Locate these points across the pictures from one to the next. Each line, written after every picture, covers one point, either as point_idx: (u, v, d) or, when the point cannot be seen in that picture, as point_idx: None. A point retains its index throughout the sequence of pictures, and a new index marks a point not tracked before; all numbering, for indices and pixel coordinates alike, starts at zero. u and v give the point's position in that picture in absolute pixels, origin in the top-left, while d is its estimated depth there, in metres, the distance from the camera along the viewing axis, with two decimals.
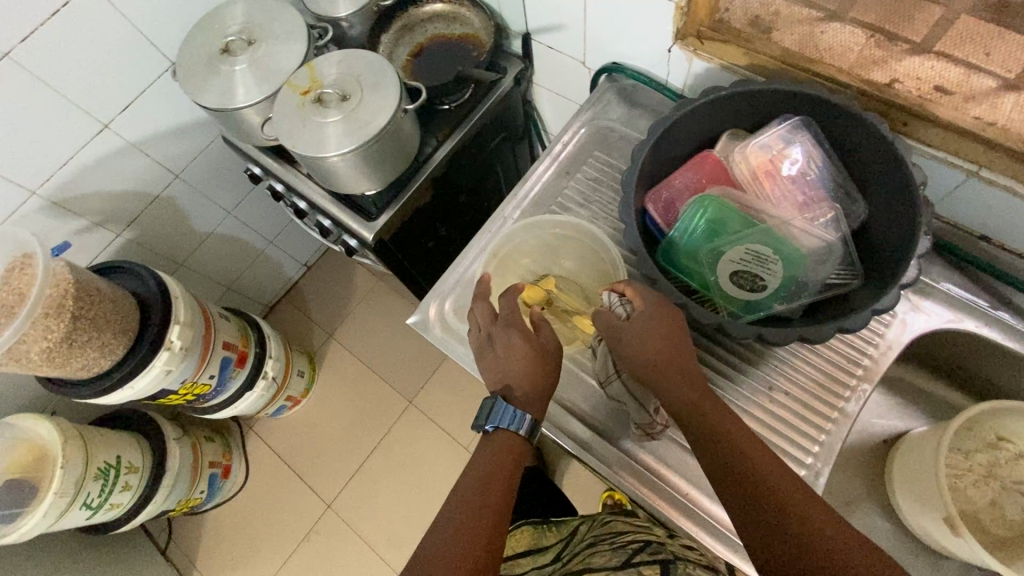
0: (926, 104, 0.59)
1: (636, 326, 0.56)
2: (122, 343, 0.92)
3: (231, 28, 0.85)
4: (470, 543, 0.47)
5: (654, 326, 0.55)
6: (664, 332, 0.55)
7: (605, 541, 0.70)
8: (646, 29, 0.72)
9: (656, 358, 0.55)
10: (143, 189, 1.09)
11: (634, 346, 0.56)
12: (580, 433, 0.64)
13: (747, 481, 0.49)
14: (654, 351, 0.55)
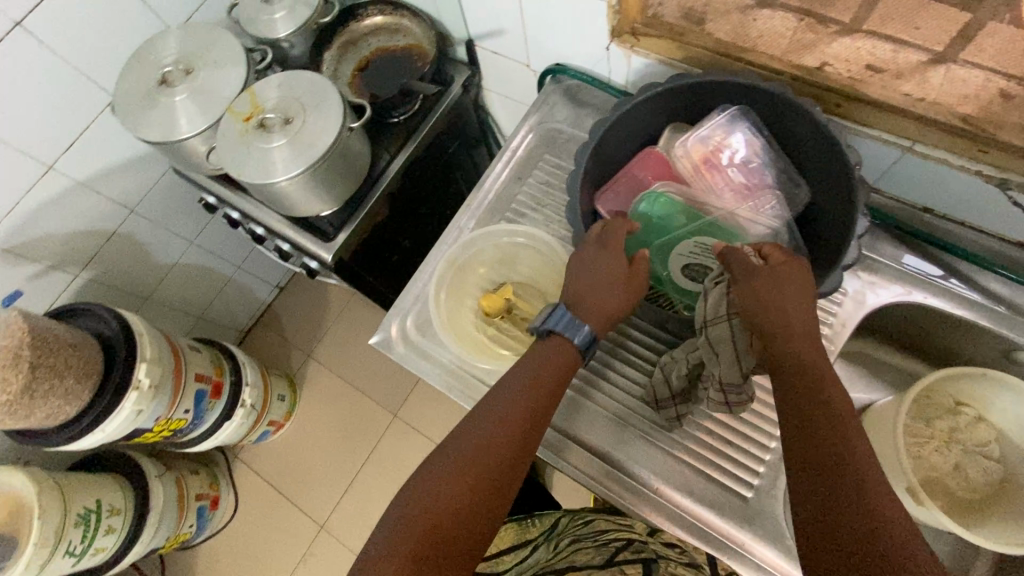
0: (855, 84, 0.59)
1: (766, 276, 0.52)
2: (87, 387, 0.90)
3: (167, 58, 0.83)
4: (500, 459, 0.52)
5: (790, 283, 0.52)
6: (789, 285, 0.51)
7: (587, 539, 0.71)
8: (583, 29, 0.72)
9: (781, 308, 0.50)
10: (98, 227, 1.07)
11: (758, 294, 0.52)
12: (548, 439, 0.64)
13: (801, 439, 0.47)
14: (776, 301, 0.51)
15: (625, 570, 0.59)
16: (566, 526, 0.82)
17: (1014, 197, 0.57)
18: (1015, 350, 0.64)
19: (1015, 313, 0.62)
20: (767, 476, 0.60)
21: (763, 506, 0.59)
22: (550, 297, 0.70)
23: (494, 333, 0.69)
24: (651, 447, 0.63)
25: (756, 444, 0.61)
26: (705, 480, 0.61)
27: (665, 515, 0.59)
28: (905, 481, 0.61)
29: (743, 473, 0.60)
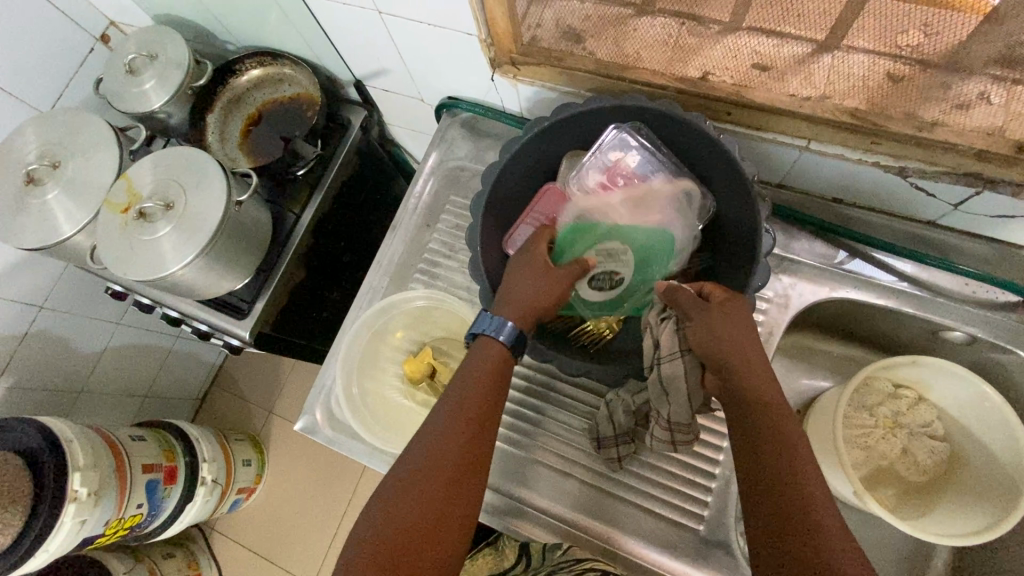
0: (740, 90, 0.57)
1: (720, 313, 0.49)
2: (18, 511, 0.84)
3: (31, 154, 0.77)
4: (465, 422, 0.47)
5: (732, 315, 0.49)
6: (743, 326, 0.48)
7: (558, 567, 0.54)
8: (462, 62, 0.68)
9: (728, 337, 0.47)
10: (7, 332, 1.00)
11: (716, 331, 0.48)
12: (495, 502, 0.62)
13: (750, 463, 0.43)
14: (735, 337, 0.47)
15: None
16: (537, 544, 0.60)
17: (915, 181, 0.56)
18: (942, 330, 0.63)
19: (936, 295, 0.62)
20: (715, 504, 0.59)
21: (716, 535, 0.58)
22: None
23: (422, 398, 0.65)
24: (598, 493, 0.61)
25: (702, 471, 0.60)
26: (655, 519, 0.59)
27: (623, 562, 0.58)
28: (851, 481, 0.60)
29: (691, 504, 0.59)
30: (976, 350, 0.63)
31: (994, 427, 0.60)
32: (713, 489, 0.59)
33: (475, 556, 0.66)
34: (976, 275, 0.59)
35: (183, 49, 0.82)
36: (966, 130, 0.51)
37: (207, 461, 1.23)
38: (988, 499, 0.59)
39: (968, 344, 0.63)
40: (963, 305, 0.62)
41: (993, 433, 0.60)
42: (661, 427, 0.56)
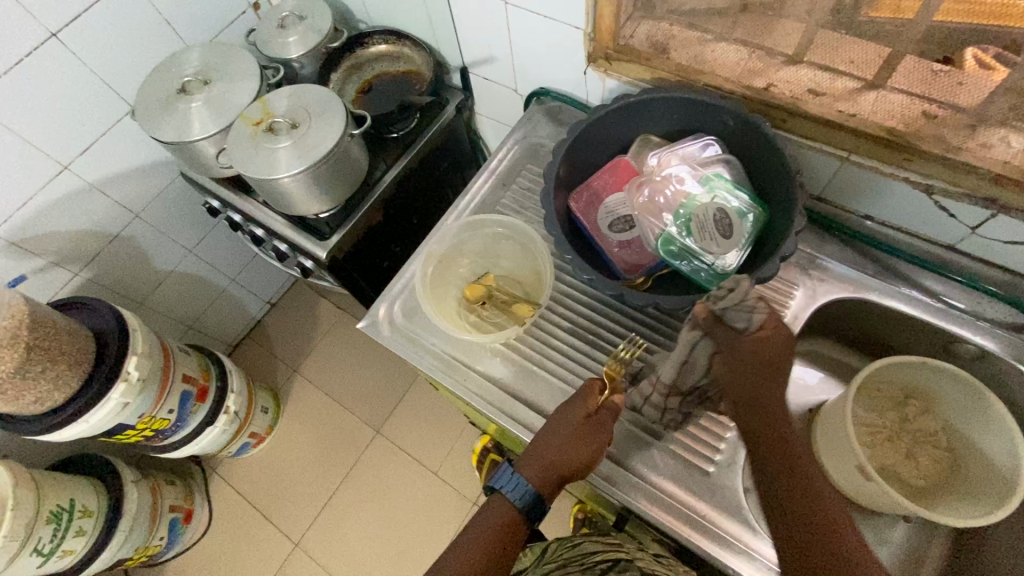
0: (796, 102, 0.67)
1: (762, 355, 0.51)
2: (77, 375, 0.91)
3: (188, 70, 0.92)
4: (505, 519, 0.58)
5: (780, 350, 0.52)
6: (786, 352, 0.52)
7: (576, 561, 0.73)
8: (563, 56, 0.81)
9: (771, 370, 0.52)
10: (101, 228, 1.11)
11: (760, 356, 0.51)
12: (527, 419, 0.66)
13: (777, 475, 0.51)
14: (763, 379, 0.52)
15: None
16: (553, 547, 0.81)
17: (938, 200, 0.64)
18: (955, 341, 0.70)
19: (950, 307, 0.69)
20: (727, 453, 0.65)
21: (723, 479, 0.63)
22: (527, 288, 0.76)
23: (475, 320, 0.74)
24: (627, 428, 0.67)
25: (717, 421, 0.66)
26: (669, 456, 0.65)
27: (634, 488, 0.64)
28: (855, 463, 0.64)
29: (703, 450, 0.65)
30: (985, 365, 0.69)
31: (993, 436, 0.64)
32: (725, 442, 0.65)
33: None
34: (992, 291, 0.68)
35: (327, 17, 0.98)
36: (989, 158, 0.59)
37: (234, 393, 1.29)
38: (983, 501, 0.63)
39: (978, 360, 0.69)
40: (975, 320, 0.68)
41: (993, 440, 0.64)
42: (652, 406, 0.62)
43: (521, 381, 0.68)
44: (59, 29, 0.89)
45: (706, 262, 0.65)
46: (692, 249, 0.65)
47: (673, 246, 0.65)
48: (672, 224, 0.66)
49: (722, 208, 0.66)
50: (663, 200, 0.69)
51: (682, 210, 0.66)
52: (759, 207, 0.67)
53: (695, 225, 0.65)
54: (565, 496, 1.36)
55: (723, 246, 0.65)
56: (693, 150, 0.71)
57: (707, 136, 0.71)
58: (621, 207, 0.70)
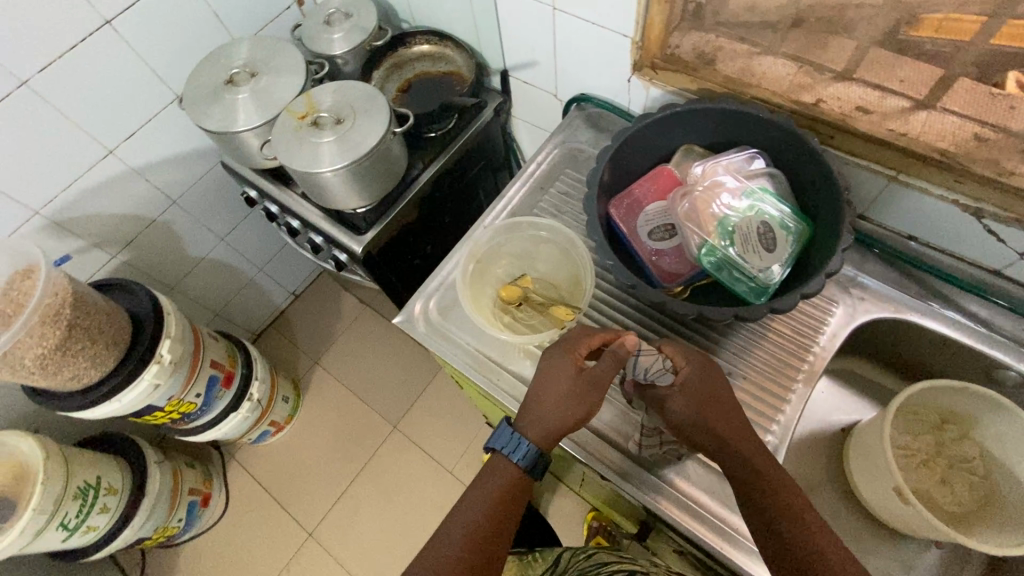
0: (846, 118, 0.68)
1: (691, 390, 0.60)
2: (112, 355, 0.93)
3: (236, 62, 0.94)
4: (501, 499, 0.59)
5: (707, 385, 0.60)
6: (711, 385, 0.60)
7: (591, 570, 0.72)
8: (608, 63, 0.81)
9: (707, 401, 0.59)
10: (140, 213, 1.14)
11: (691, 403, 0.59)
12: None
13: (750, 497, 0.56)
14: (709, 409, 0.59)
15: None
16: (568, 560, 0.82)
17: (987, 223, 0.63)
18: (997, 368, 0.69)
19: (993, 331, 0.68)
20: None
21: None
22: (563, 291, 0.76)
23: (508, 321, 0.74)
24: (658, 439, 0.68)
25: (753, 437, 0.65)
26: (694, 462, 0.66)
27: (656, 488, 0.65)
28: (891, 484, 0.64)
29: None
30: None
31: None
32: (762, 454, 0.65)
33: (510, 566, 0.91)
34: None
35: (373, 16, 0.99)
36: None
37: (259, 381, 1.31)
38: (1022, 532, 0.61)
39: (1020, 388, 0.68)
40: (1018, 347, 0.67)
41: None
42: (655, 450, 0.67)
43: None
44: (113, 17, 0.91)
45: (748, 272, 0.65)
46: (733, 261, 0.65)
47: (715, 257, 0.66)
48: (715, 235, 0.66)
49: (767, 223, 0.66)
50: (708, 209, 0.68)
51: (726, 222, 0.66)
52: (802, 222, 0.66)
53: (738, 239, 0.65)
54: (579, 502, 1.36)
55: (765, 261, 0.65)
56: (739, 162, 0.71)
57: (752, 149, 0.71)
58: (662, 216, 0.71)
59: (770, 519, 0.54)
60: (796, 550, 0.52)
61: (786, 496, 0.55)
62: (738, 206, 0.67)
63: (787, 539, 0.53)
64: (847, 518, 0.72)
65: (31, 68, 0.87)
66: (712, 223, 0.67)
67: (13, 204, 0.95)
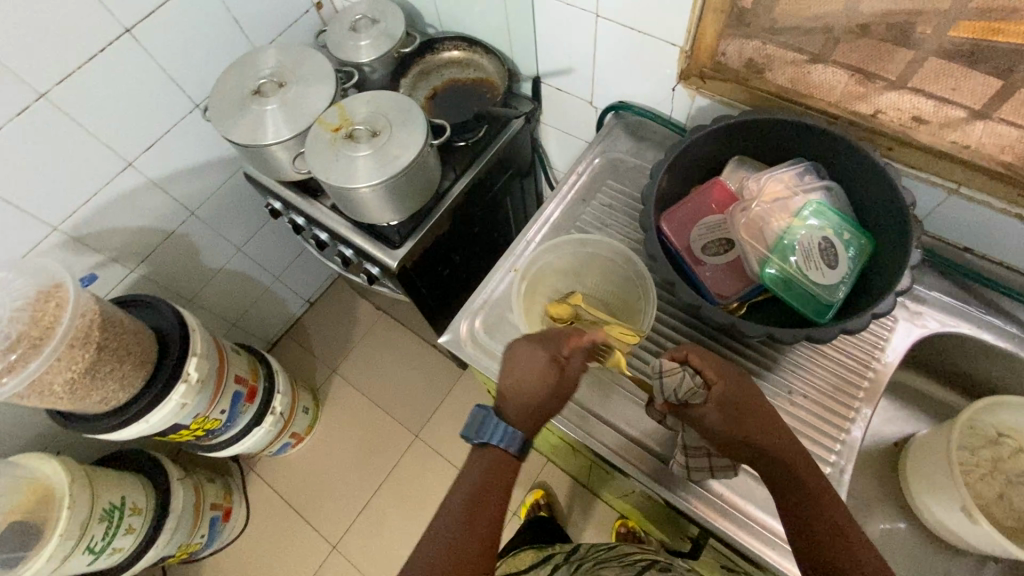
0: (905, 131, 0.67)
1: (728, 401, 0.58)
2: (140, 376, 0.90)
3: (263, 72, 0.91)
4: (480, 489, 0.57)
5: (742, 396, 0.59)
6: (747, 396, 0.59)
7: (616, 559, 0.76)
8: (652, 72, 0.79)
9: (743, 412, 0.58)
10: (158, 225, 1.11)
11: (730, 417, 0.57)
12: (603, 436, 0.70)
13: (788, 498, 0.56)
14: (746, 420, 0.57)
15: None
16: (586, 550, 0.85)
17: None
18: None
19: None
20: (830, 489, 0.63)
21: None
22: (614, 308, 0.74)
23: (559, 341, 0.72)
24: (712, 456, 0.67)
25: (817, 458, 0.64)
26: (741, 473, 0.66)
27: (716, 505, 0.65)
28: (959, 502, 0.64)
29: None
30: None
31: None
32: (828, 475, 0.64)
33: (520, 552, 0.92)
34: None
35: (400, 22, 0.97)
36: None
37: (280, 393, 1.29)
38: None
39: None
40: None
41: None
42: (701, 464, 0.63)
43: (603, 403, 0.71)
44: (133, 25, 0.88)
45: (812, 289, 0.63)
46: (796, 277, 0.64)
47: (777, 273, 0.64)
48: (776, 250, 0.65)
49: (828, 238, 0.65)
50: (767, 224, 0.67)
51: (787, 237, 0.65)
52: (865, 237, 0.65)
53: (800, 254, 0.64)
54: (606, 510, 1.35)
55: (828, 277, 0.63)
56: (797, 174, 0.69)
57: (808, 161, 0.70)
58: (717, 230, 0.69)
59: (806, 523, 0.54)
60: (832, 553, 0.52)
61: (823, 501, 0.54)
62: (798, 219, 0.66)
63: (825, 542, 0.53)
64: (904, 534, 0.72)
65: (50, 79, 0.83)
66: (772, 238, 0.66)
67: (32, 220, 0.92)
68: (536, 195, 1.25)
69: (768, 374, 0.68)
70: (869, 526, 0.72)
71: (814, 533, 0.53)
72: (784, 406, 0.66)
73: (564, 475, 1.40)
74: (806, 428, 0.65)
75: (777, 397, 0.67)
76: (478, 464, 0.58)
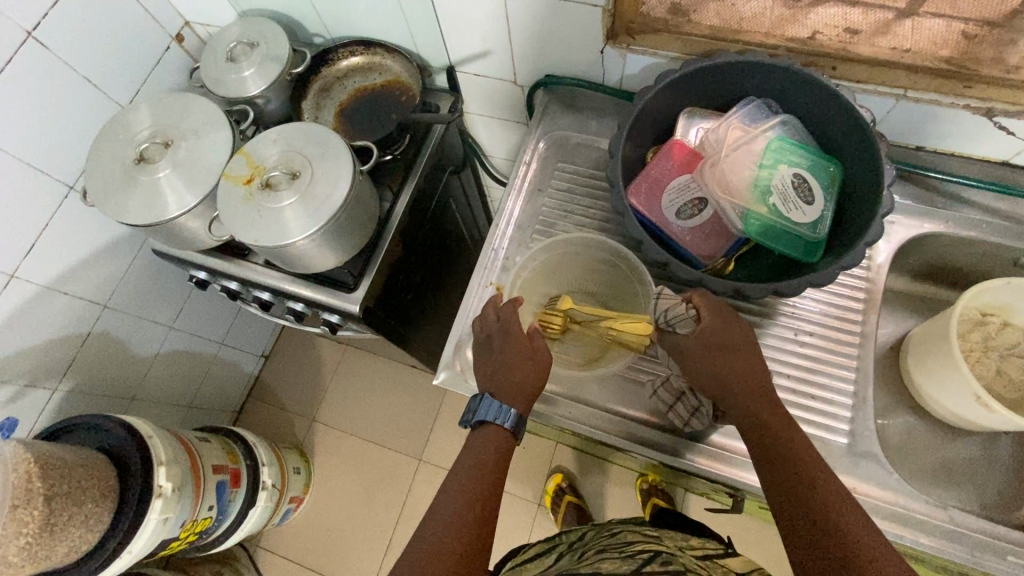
0: (846, 47, 0.64)
1: (708, 336, 0.57)
2: (106, 508, 0.79)
3: (141, 134, 0.78)
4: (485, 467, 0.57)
5: (727, 335, 0.58)
6: (730, 335, 0.58)
7: (615, 548, 0.64)
8: (575, 39, 0.73)
9: (720, 352, 0.57)
10: (70, 331, 0.96)
11: (709, 353, 0.57)
12: (630, 432, 0.66)
13: (762, 450, 0.53)
14: (722, 355, 0.57)
15: None
16: (591, 537, 0.72)
17: (999, 120, 0.64)
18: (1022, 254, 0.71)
19: (1013, 221, 0.70)
20: (857, 419, 0.64)
21: (865, 446, 0.63)
22: (605, 298, 0.71)
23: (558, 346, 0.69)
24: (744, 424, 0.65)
25: (835, 391, 0.65)
26: None
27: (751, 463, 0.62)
28: (971, 394, 0.66)
29: (833, 421, 0.64)
30: None
31: None
32: (852, 405, 0.65)
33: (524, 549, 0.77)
34: None
35: (283, 40, 0.85)
36: None
37: (266, 465, 1.19)
38: None
39: None
40: None
41: None
42: (687, 408, 0.62)
43: (621, 398, 0.68)
44: None
45: (796, 230, 0.62)
46: (778, 222, 0.62)
47: (758, 223, 0.63)
48: (752, 200, 0.63)
49: (798, 174, 0.63)
50: (735, 174, 0.64)
51: (758, 183, 0.63)
52: (831, 164, 0.64)
53: (776, 198, 0.62)
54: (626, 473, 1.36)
55: (808, 215, 0.62)
56: (749, 115, 0.67)
57: (757, 100, 0.67)
58: (688, 191, 0.66)
59: (779, 472, 0.51)
60: (806, 497, 0.48)
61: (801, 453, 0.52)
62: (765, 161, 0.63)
63: (801, 489, 0.49)
64: (921, 432, 0.75)
65: None
66: (744, 187, 0.63)
67: None
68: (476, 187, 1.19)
69: (771, 323, 0.68)
70: (889, 433, 0.75)
71: (798, 498, 0.49)
72: (794, 351, 0.66)
73: (575, 453, 1.39)
74: (819, 366, 0.66)
75: (786, 343, 0.67)
76: (481, 443, 0.58)
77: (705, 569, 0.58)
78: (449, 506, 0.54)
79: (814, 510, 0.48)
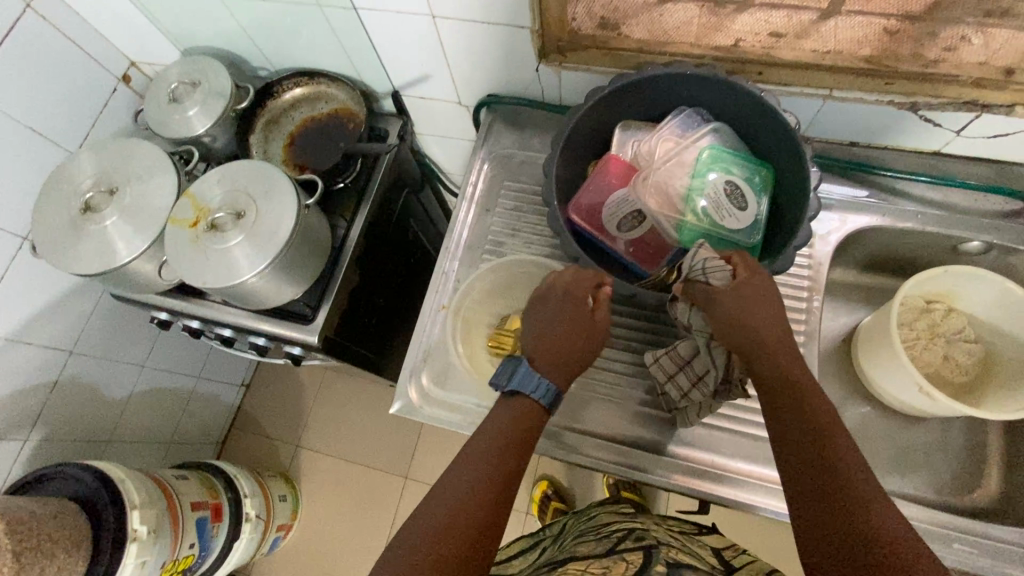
0: (770, 54, 0.65)
1: (743, 292, 0.53)
2: (81, 558, 0.79)
3: (85, 183, 0.78)
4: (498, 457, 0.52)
5: (760, 292, 0.54)
6: (763, 292, 0.54)
7: (592, 530, 0.64)
8: (508, 60, 0.74)
9: (751, 308, 0.53)
10: (37, 381, 0.96)
11: (740, 308, 0.52)
12: (587, 446, 0.68)
13: (785, 411, 0.50)
14: (754, 311, 0.53)
15: (627, 558, 0.51)
16: (572, 525, 0.72)
17: (924, 114, 0.65)
18: (960, 241, 0.72)
19: (949, 209, 0.72)
20: None
21: None
22: None
23: None
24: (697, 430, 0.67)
25: None
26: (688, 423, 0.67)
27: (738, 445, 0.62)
28: (915, 385, 0.67)
29: None
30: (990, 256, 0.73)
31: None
32: None
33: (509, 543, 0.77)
34: (987, 186, 0.69)
35: (224, 77, 0.86)
36: (964, 64, 0.60)
37: (249, 496, 1.19)
38: None
39: (984, 253, 0.73)
40: (973, 218, 0.71)
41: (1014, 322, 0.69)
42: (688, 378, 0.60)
43: (578, 413, 0.69)
44: None
45: (730, 237, 0.63)
46: (713, 230, 0.63)
47: (694, 233, 0.64)
48: (687, 210, 0.63)
49: (731, 181, 0.64)
50: (670, 185, 0.65)
51: (692, 193, 0.64)
52: (761, 169, 0.65)
53: (710, 207, 0.63)
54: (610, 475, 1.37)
55: (741, 222, 0.63)
56: (680, 125, 0.68)
57: (686, 109, 0.68)
58: (626, 205, 0.66)
59: (802, 436, 0.48)
60: (825, 462, 0.45)
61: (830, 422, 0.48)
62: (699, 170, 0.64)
63: (819, 456, 0.46)
64: (876, 421, 0.76)
65: None
66: (678, 198, 0.64)
67: None
68: (438, 204, 1.19)
69: None
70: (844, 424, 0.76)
71: (813, 464, 0.46)
72: None
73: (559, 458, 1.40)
74: None
75: None
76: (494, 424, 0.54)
77: (682, 543, 0.58)
78: (457, 491, 0.49)
79: (828, 480, 0.45)
